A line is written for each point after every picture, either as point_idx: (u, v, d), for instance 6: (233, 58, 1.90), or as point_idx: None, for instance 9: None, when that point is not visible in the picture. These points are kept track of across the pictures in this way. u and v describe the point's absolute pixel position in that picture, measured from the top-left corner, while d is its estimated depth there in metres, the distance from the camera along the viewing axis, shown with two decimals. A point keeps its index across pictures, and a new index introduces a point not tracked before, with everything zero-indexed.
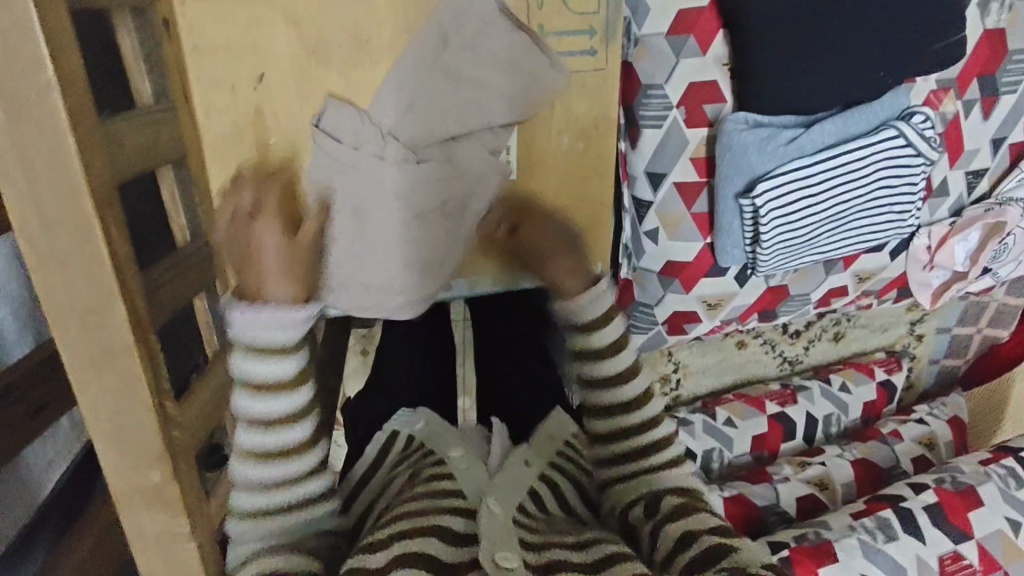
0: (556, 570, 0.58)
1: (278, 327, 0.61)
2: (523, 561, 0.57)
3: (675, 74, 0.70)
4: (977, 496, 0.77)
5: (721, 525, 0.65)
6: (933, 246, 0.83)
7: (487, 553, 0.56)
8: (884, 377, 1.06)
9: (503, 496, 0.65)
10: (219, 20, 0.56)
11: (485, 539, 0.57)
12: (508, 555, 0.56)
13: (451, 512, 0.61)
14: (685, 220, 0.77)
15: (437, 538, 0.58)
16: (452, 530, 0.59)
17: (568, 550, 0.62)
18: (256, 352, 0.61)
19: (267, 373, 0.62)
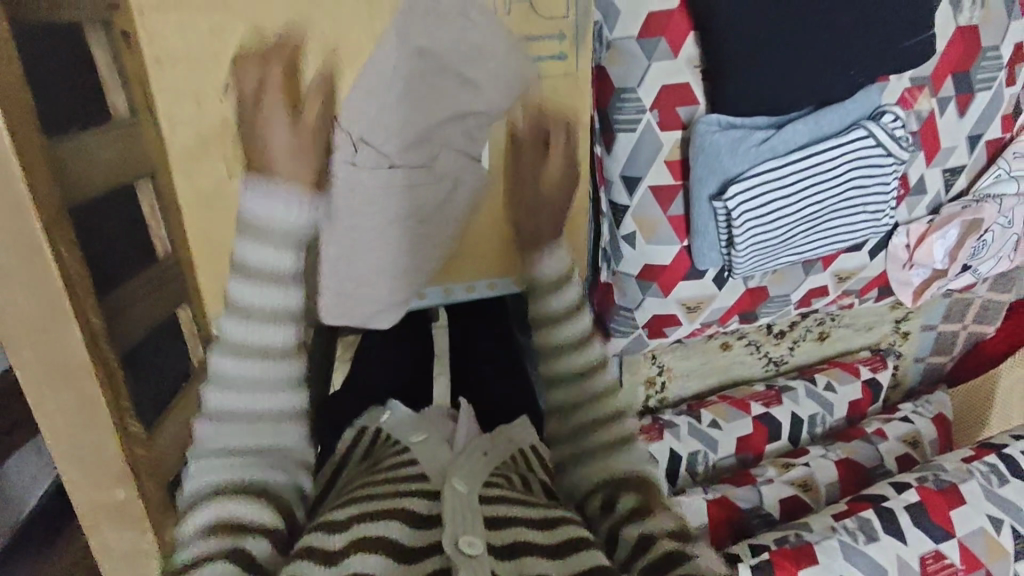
0: (525, 554, 0.52)
1: (280, 248, 0.57)
2: (489, 545, 0.51)
3: (647, 77, 0.70)
4: (959, 494, 0.77)
5: (678, 551, 0.56)
6: (913, 244, 0.83)
7: (449, 536, 0.49)
8: (869, 376, 1.06)
9: (469, 472, 0.59)
10: (182, 32, 0.56)
11: (449, 520, 0.51)
12: (472, 539, 0.50)
13: (416, 494, 0.55)
14: (662, 223, 0.77)
15: (397, 521, 0.51)
16: (416, 512, 0.53)
17: (533, 530, 0.54)
18: (256, 316, 0.57)
19: (260, 351, 0.57)
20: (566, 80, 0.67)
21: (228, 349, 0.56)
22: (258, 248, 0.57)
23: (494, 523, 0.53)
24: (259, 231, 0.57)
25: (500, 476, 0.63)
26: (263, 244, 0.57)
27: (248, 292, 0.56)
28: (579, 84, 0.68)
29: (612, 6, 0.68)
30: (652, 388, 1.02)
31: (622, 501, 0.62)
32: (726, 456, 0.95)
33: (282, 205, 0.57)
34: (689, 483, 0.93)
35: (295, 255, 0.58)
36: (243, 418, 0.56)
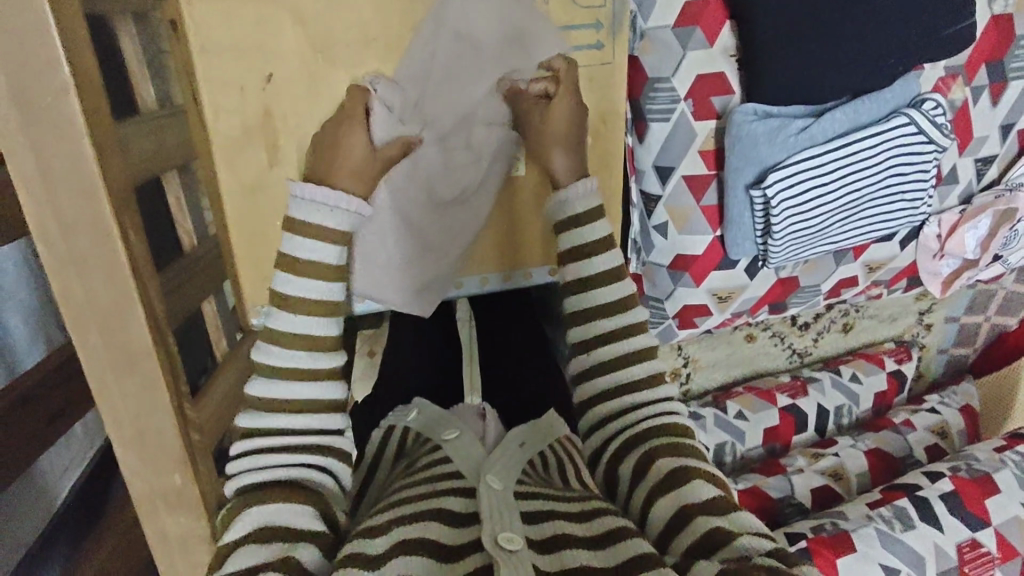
0: (566, 546, 0.49)
1: (332, 251, 0.58)
2: (529, 539, 0.49)
3: (681, 66, 0.70)
4: (993, 483, 0.77)
5: (720, 496, 0.51)
6: (943, 234, 0.83)
7: (489, 533, 0.48)
8: (895, 367, 1.06)
9: (504, 469, 0.59)
10: (227, 21, 0.56)
11: (487, 518, 0.50)
12: (511, 536, 0.48)
13: (452, 495, 0.55)
14: (695, 213, 0.77)
15: (434, 522, 0.51)
16: (451, 512, 0.53)
17: (573, 524, 0.53)
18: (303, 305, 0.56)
19: (301, 372, 0.56)
20: (602, 69, 0.67)
21: (280, 372, 0.55)
22: (307, 244, 0.57)
23: (533, 519, 0.52)
24: (312, 239, 0.57)
25: (528, 473, 0.62)
26: (323, 204, 0.58)
27: (299, 287, 0.56)
28: (615, 74, 0.68)
29: None
30: (678, 379, 1.03)
31: (657, 465, 0.55)
32: (753, 446, 0.96)
33: (329, 212, 0.58)
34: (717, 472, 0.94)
35: (351, 223, 0.59)
36: (285, 416, 0.54)
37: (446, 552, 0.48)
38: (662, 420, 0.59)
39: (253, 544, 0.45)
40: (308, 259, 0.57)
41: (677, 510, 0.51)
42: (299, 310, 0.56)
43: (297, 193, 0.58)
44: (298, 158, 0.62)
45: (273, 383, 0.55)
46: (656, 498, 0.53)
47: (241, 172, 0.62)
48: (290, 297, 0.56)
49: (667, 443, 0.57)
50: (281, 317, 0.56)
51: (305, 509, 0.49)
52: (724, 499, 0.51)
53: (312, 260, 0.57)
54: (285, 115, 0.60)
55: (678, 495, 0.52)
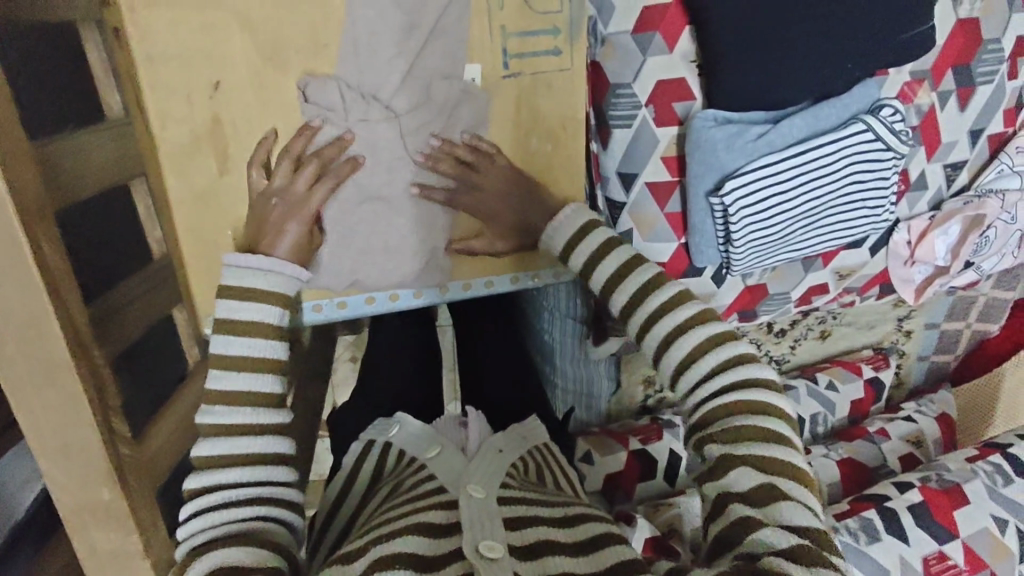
0: (549, 553, 0.51)
1: (268, 310, 0.55)
2: (510, 547, 0.51)
3: (642, 73, 0.69)
4: (963, 494, 0.76)
5: (763, 486, 0.49)
6: (913, 241, 0.82)
7: (469, 541, 0.50)
8: (872, 375, 1.05)
9: (486, 475, 0.59)
10: (171, 27, 0.55)
11: (466, 527, 0.51)
12: (492, 544, 0.50)
13: (434, 507, 0.55)
14: (659, 221, 0.76)
15: (414, 534, 0.51)
16: (431, 522, 0.53)
17: (556, 530, 0.54)
18: (230, 391, 0.52)
19: (246, 426, 0.52)
20: (561, 75, 0.67)
21: (217, 434, 0.51)
22: (239, 307, 0.54)
23: (516, 524, 0.53)
24: (253, 301, 0.55)
25: (514, 473, 0.63)
26: (254, 271, 0.56)
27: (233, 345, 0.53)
28: (574, 80, 0.67)
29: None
30: (652, 388, 1.03)
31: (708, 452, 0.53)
32: None
33: (263, 275, 0.56)
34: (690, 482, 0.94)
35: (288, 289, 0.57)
36: (223, 471, 0.50)
37: (426, 561, 0.49)
38: (730, 376, 0.55)
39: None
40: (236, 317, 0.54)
41: (724, 512, 0.50)
42: (234, 367, 0.53)
43: (232, 262, 0.56)
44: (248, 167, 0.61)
45: (218, 441, 0.51)
46: (705, 485, 0.53)
47: (190, 180, 0.60)
48: (226, 356, 0.53)
49: (726, 432, 0.53)
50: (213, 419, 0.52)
51: (257, 549, 0.46)
52: (770, 488, 0.49)
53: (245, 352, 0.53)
54: (235, 123, 0.60)
55: (720, 483, 0.51)
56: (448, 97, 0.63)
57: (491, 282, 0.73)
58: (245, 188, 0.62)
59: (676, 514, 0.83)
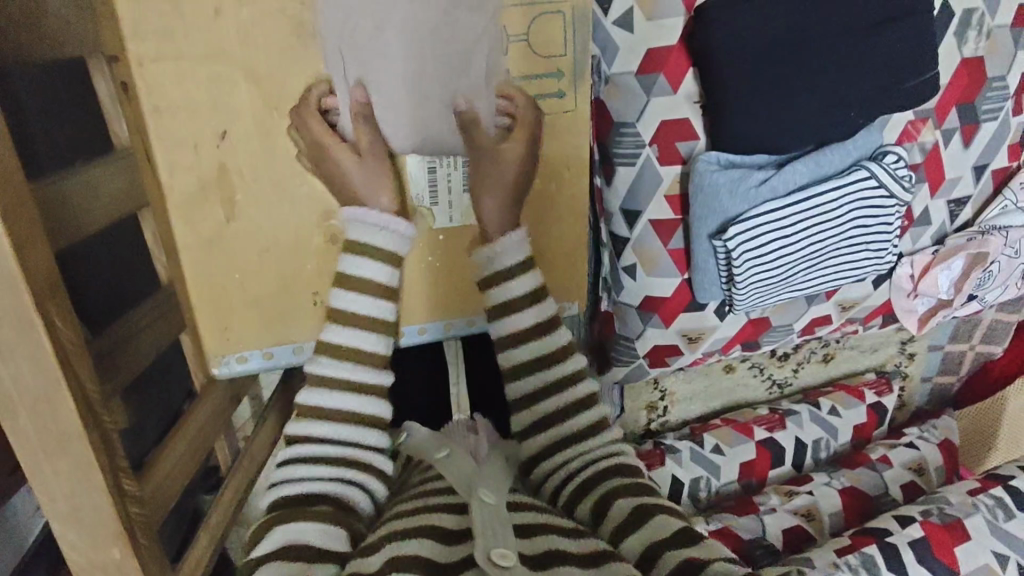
0: (560, 562, 0.50)
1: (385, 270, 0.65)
2: (523, 556, 0.50)
3: (646, 113, 0.69)
4: (964, 529, 0.75)
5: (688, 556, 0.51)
6: (917, 275, 0.82)
7: (481, 549, 0.48)
8: (874, 400, 1.06)
9: (495, 482, 0.60)
10: (179, 81, 0.56)
11: (478, 533, 0.50)
12: (504, 552, 0.49)
13: (447, 511, 0.57)
14: (663, 256, 0.76)
15: (427, 538, 0.52)
16: (447, 529, 0.54)
17: (565, 539, 0.54)
18: (347, 347, 0.64)
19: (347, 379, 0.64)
20: (565, 117, 0.67)
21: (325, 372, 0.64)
22: (365, 265, 0.64)
23: (525, 534, 0.53)
24: (374, 259, 0.64)
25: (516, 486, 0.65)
26: (376, 227, 0.64)
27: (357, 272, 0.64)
28: (577, 121, 0.68)
29: (610, 41, 0.67)
30: (655, 412, 1.04)
31: (615, 509, 0.58)
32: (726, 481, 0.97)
33: (382, 234, 0.64)
34: (691, 509, 0.95)
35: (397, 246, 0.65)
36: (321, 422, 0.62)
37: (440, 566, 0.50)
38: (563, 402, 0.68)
39: (278, 561, 0.50)
40: (359, 277, 0.64)
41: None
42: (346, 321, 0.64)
43: (349, 217, 0.63)
44: (252, 211, 0.62)
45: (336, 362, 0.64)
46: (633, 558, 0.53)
47: (198, 226, 0.61)
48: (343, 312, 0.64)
49: (630, 511, 0.57)
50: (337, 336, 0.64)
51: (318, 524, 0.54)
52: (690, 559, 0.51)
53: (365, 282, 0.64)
54: (241, 169, 0.60)
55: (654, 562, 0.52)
56: (454, 142, 0.63)
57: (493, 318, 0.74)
58: (252, 232, 0.62)
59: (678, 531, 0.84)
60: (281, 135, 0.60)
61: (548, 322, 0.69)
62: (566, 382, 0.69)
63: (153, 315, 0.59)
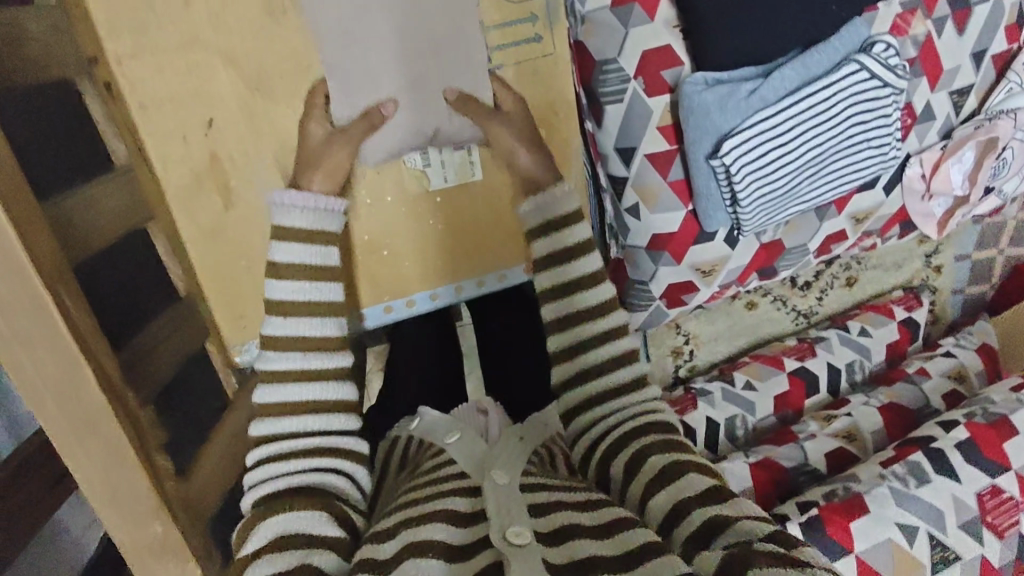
0: (573, 537, 0.49)
1: (315, 250, 0.59)
2: (538, 533, 0.49)
3: (626, 45, 0.68)
4: (1011, 425, 0.73)
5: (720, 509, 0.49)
6: (927, 173, 0.80)
7: (497, 529, 0.48)
8: (905, 315, 1.04)
9: (509, 460, 0.59)
10: (158, 73, 0.56)
11: (493, 514, 0.50)
12: (520, 531, 0.48)
13: (458, 493, 0.55)
14: (663, 190, 0.75)
15: (443, 520, 0.50)
16: (457, 510, 0.52)
17: (580, 514, 0.52)
18: (297, 308, 0.58)
19: (299, 371, 0.57)
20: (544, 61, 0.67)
21: (277, 338, 0.58)
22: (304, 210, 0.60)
23: (541, 511, 0.51)
24: (300, 242, 0.59)
25: (533, 464, 0.62)
26: (298, 207, 0.60)
27: (291, 254, 0.58)
28: (558, 65, 0.68)
29: None
30: (681, 357, 1.03)
31: (649, 461, 0.55)
32: (762, 415, 0.96)
33: (308, 214, 0.60)
34: (730, 448, 0.94)
35: (331, 224, 0.61)
36: (295, 382, 0.57)
37: (455, 551, 0.48)
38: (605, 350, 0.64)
39: (267, 554, 0.46)
40: (292, 263, 0.58)
41: (689, 521, 0.49)
42: (287, 313, 0.58)
43: (276, 200, 0.60)
44: (250, 197, 0.62)
45: (281, 319, 0.58)
46: (652, 497, 0.53)
47: (197, 216, 0.62)
48: (281, 266, 0.58)
49: (660, 469, 0.54)
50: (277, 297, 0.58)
51: (312, 512, 0.50)
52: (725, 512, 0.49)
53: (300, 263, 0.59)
54: (232, 156, 0.61)
55: (694, 513, 0.49)
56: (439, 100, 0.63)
57: (502, 275, 0.75)
58: (251, 216, 0.63)
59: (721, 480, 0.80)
60: (266, 116, 0.60)
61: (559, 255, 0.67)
62: (609, 363, 0.64)
63: (167, 308, 0.60)
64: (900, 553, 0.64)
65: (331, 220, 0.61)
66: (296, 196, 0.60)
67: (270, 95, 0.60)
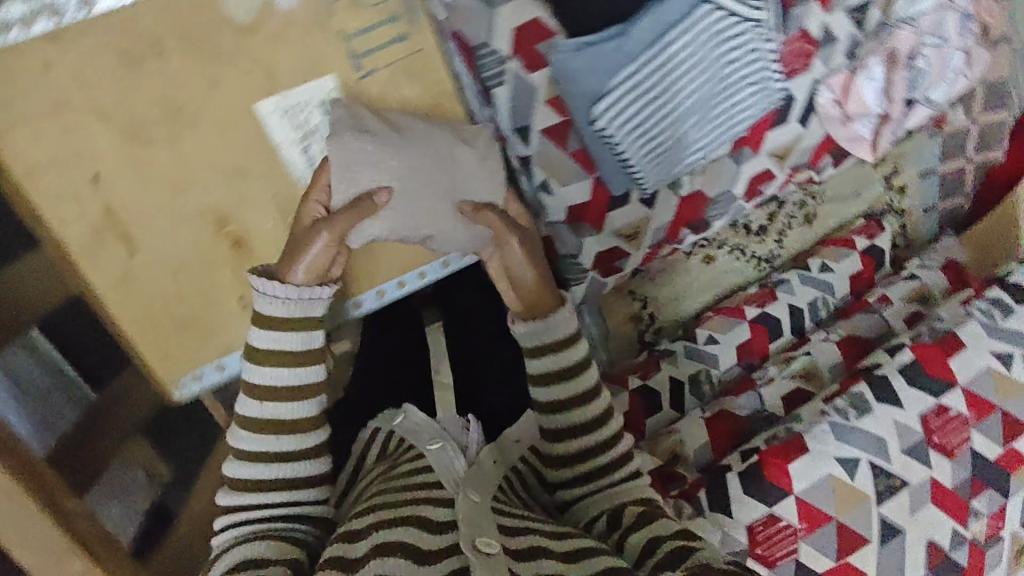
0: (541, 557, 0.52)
1: (299, 335, 0.60)
2: (508, 549, 0.51)
3: (495, 27, 0.67)
4: (958, 339, 0.70)
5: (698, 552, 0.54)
6: (840, 98, 0.76)
7: (466, 538, 0.50)
8: (867, 244, 1.00)
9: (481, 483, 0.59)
10: (37, 140, 0.58)
11: (465, 524, 0.52)
12: (490, 541, 0.50)
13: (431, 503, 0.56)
14: (566, 161, 0.74)
15: (412, 527, 0.51)
16: (430, 519, 0.53)
17: (551, 542, 0.55)
18: (278, 353, 0.60)
19: (289, 387, 0.60)
20: (416, 58, 0.66)
21: (263, 383, 0.59)
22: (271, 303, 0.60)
23: (509, 531, 0.54)
24: (281, 330, 0.60)
25: (502, 491, 0.62)
26: (281, 297, 0.59)
27: (271, 337, 0.59)
28: (429, 58, 0.67)
29: None
30: (642, 323, 1.01)
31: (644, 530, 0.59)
32: (726, 367, 0.94)
33: (290, 301, 0.60)
34: (697, 404, 0.93)
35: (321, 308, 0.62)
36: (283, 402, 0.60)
37: (423, 555, 0.49)
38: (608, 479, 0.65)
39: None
40: (269, 345, 0.59)
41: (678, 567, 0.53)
42: (272, 359, 0.60)
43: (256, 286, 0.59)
44: (153, 241, 0.64)
45: (263, 364, 0.59)
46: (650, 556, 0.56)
47: (106, 268, 0.63)
48: (259, 348, 0.59)
49: (637, 514, 0.61)
50: (266, 352, 0.60)
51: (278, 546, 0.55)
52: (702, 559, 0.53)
53: (282, 350, 0.60)
54: (127, 206, 0.62)
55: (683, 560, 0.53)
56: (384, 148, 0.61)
57: (445, 262, 0.76)
58: (159, 259, 0.64)
59: (678, 440, 0.79)
60: (150, 161, 0.62)
61: (566, 370, 0.67)
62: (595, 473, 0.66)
63: None
64: (842, 487, 0.63)
65: (309, 308, 0.61)
66: (280, 284, 0.60)
67: (149, 142, 0.61)
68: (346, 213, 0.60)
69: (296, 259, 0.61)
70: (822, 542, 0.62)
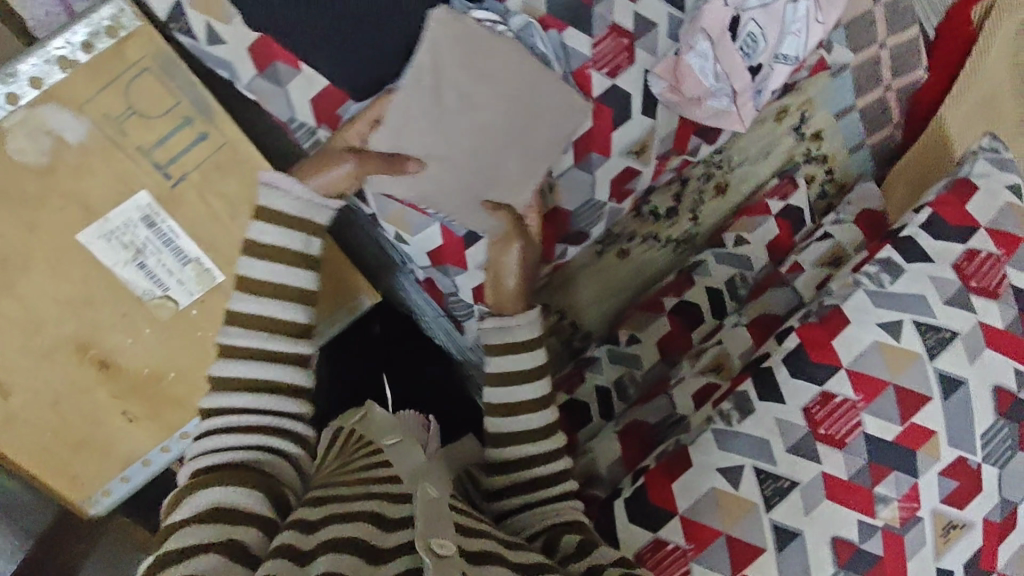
0: (493, 562, 0.47)
1: (288, 308, 0.63)
2: (461, 548, 0.46)
3: (293, 102, 0.65)
4: (844, 315, 0.66)
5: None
6: (674, 84, 0.70)
7: (419, 535, 0.43)
8: (781, 207, 0.95)
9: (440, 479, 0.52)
10: None
11: (421, 520, 0.45)
12: (444, 541, 0.43)
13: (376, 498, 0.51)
14: (406, 212, 0.71)
15: (365, 523, 0.47)
16: (386, 516, 0.48)
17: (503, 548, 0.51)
18: (267, 292, 0.62)
19: (258, 349, 0.61)
20: (223, 153, 0.66)
21: (244, 314, 0.61)
22: (273, 230, 0.62)
23: (464, 531, 0.49)
24: (262, 297, 0.62)
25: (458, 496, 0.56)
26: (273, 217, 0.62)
27: (268, 274, 0.62)
28: (238, 150, 0.66)
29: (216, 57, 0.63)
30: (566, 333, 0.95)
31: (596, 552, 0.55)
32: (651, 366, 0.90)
33: (281, 270, 0.63)
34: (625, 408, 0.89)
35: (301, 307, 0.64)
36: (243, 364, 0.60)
37: (374, 553, 0.44)
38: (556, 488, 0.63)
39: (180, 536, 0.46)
40: (249, 297, 0.61)
41: None
42: (247, 320, 0.61)
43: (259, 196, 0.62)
44: (20, 382, 0.66)
45: (249, 297, 0.61)
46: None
47: None
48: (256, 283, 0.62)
49: (575, 545, 0.56)
50: (244, 307, 0.61)
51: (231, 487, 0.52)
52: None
53: (271, 292, 0.62)
54: None
55: None
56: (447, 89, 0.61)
57: (353, 308, 0.77)
58: (32, 396, 0.67)
59: (591, 459, 0.77)
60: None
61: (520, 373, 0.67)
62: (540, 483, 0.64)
63: None
64: (727, 499, 0.61)
65: (295, 281, 0.64)
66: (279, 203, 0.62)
67: None
68: (379, 156, 0.63)
69: (314, 172, 0.64)
70: (713, 559, 0.60)
